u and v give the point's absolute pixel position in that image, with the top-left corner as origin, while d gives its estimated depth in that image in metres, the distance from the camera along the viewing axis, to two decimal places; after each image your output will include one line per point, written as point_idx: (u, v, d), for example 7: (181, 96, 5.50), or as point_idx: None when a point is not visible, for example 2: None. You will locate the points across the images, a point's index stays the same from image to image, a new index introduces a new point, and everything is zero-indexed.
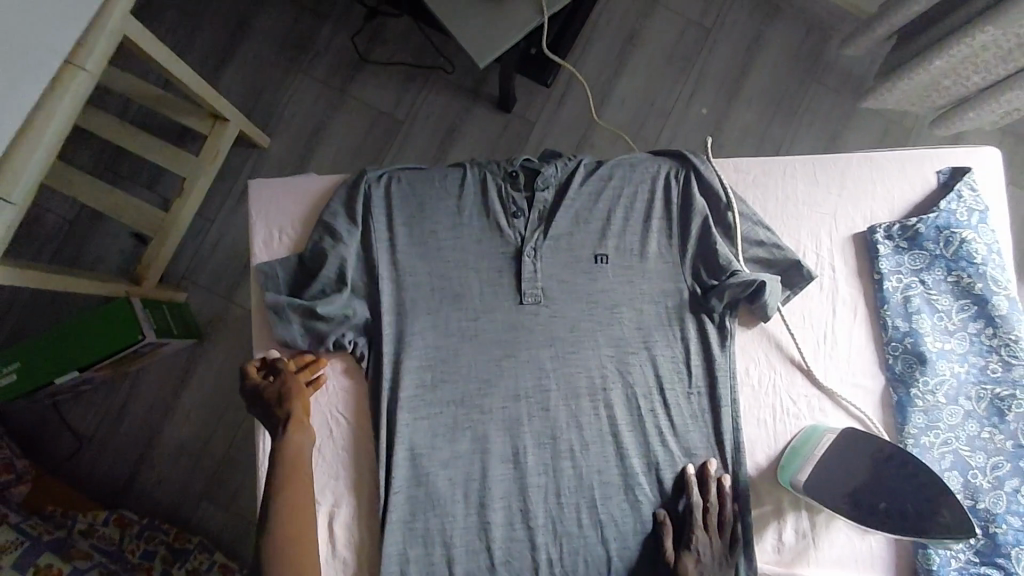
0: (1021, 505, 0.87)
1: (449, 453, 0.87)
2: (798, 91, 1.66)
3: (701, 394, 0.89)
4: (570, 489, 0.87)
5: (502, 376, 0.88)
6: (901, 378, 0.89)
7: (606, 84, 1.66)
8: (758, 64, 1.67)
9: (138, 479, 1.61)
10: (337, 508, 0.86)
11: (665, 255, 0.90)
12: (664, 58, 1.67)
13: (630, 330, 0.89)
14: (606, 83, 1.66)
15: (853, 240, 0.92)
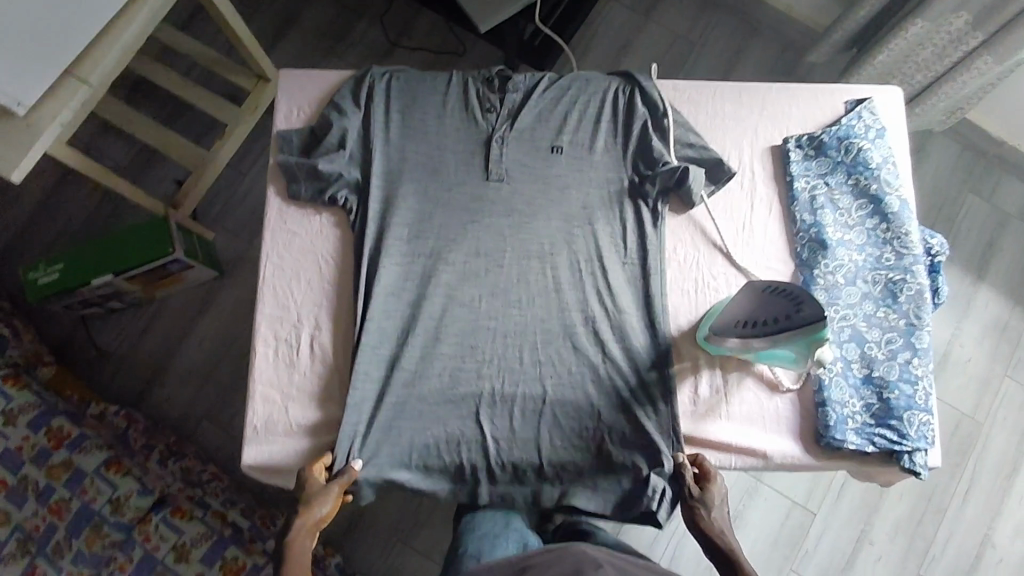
0: (912, 375, 0.99)
1: (415, 296, 1.03)
2: None
3: (633, 263, 1.05)
4: (515, 332, 1.02)
5: (466, 237, 1.05)
6: (807, 262, 1.04)
7: None
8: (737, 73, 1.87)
9: (149, 395, 1.70)
10: (320, 331, 1.03)
11: (610, 149, 1.09)
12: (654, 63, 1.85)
13: (576, 207, 1.07)
14: None
15: (771, 150, 1.11)
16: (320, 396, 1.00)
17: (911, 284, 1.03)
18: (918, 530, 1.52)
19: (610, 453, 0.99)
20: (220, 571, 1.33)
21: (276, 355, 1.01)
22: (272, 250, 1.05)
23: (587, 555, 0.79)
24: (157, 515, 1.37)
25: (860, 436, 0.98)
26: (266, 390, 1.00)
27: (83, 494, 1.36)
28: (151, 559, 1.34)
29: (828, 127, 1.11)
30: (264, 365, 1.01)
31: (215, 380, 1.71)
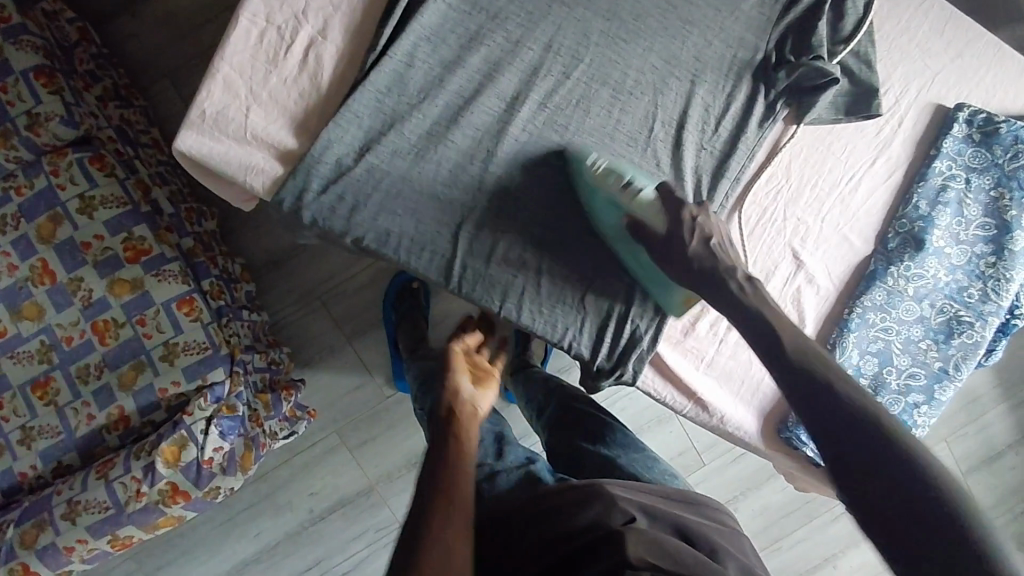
0: (909, 419, 0.88)
1: (453, 56, 0.80)
2: None
3: (711, 154, 0.84)
4: (542, 162, 0.83)
5: (545, 19, 0.81)
6: (889, 253, 0.87)
7: None
8: None
9: (115, 20, 1.44)
10: (322, 39, 0.79)
11: (765, 7, 0.83)
12: None
13: (687, 55, 0.83)
14: None
15: (935, 109, 0.88)
16: (292, 114, 0.79)
17: (974, 332, 0.88)
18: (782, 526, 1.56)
19: (576, 340, 0.85)
20: (122, 243, 1.19)
21: (260, 40, 0.78)
22: None
23: (616, 501, 0.67)
24: (74, 154, 1.19)
25: None
26: (232, 75, 0.78)
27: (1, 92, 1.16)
28: (50, 196, 1.17)
29: (1012, 117, 0.88)
30: (241, 44, 0.78)
31: (195, 42, 1.45)
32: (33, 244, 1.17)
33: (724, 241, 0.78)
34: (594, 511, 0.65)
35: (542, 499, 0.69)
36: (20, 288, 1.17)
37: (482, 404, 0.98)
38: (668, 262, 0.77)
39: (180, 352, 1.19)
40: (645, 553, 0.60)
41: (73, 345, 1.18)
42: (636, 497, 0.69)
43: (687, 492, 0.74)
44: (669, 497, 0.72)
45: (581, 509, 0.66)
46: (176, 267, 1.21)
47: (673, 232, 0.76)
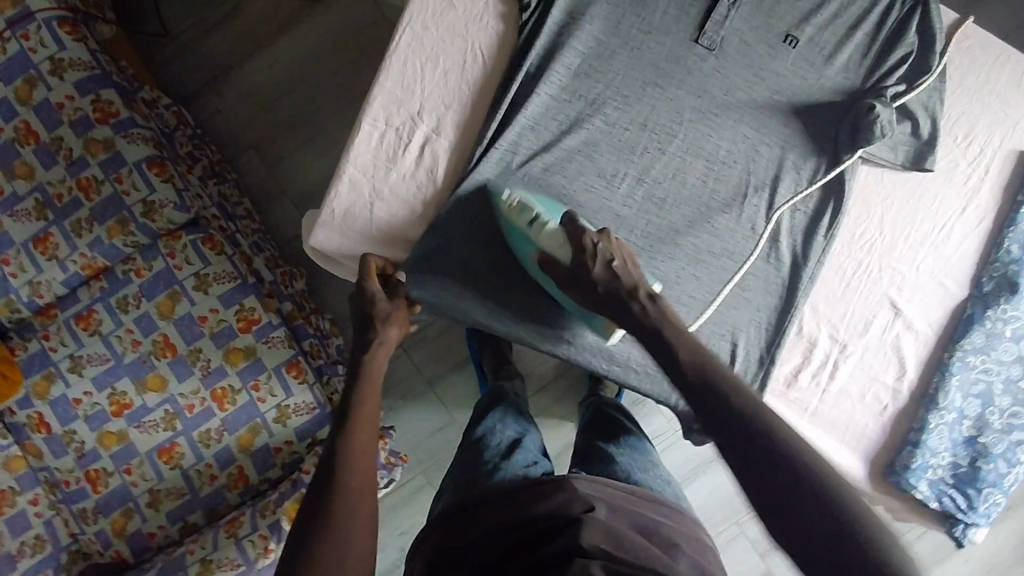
0: (1015, 456, 0.91)
1: (555, 141, 0.86)
2: None
3: (803, 215, 0.90)
4: (642, 233, 0.87)
5: (641, 99, 0.86)
6: (986, 296, 0.90)
7: None
8: None
9: (202, 99, 1.55)
10: (436, 135, 0.86)
11: (849, 71, 0.87)
12: None
13: (775, 123, 0.87)
14: None
15: (1019, 156, 0.91)
16: (412, 206, 0.86)
17: None
18: None
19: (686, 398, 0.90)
20: (234, 315, 1.28)
21: (380, 142, 0.85)
22: (417, 14, 0.85)
23: (580, 491, 0.73)
24: (189, 236, 1.28)
25: (931, 489, 0.91)
26: (357, 176, 0.85)
27: (117, 183, 1.25)
28: (168, 275, 1.27)
29: None
30: (364, 147, 0.85)
31: (276, 114, 1.54)
32: (155, 320, 1.26)
33: (626, 263, 0.78)
34: (562, 499, 0.72)
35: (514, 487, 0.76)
36: (144, 361, 1.26)
37: (517, 416, 0.99)
38: (575, 290, 0.79)
39: (292, 413, 1.28)
40: (601, 540, 0.67)
41: (194, 412, 1.26)
42: (605, 492, 0.75)
43: (660, 496, 0.79)
44: (635, 495, 0.76)
45: (543, 502, 0.72)
46: (283, 334, 1.30)
47: (577, 260, 0.78)
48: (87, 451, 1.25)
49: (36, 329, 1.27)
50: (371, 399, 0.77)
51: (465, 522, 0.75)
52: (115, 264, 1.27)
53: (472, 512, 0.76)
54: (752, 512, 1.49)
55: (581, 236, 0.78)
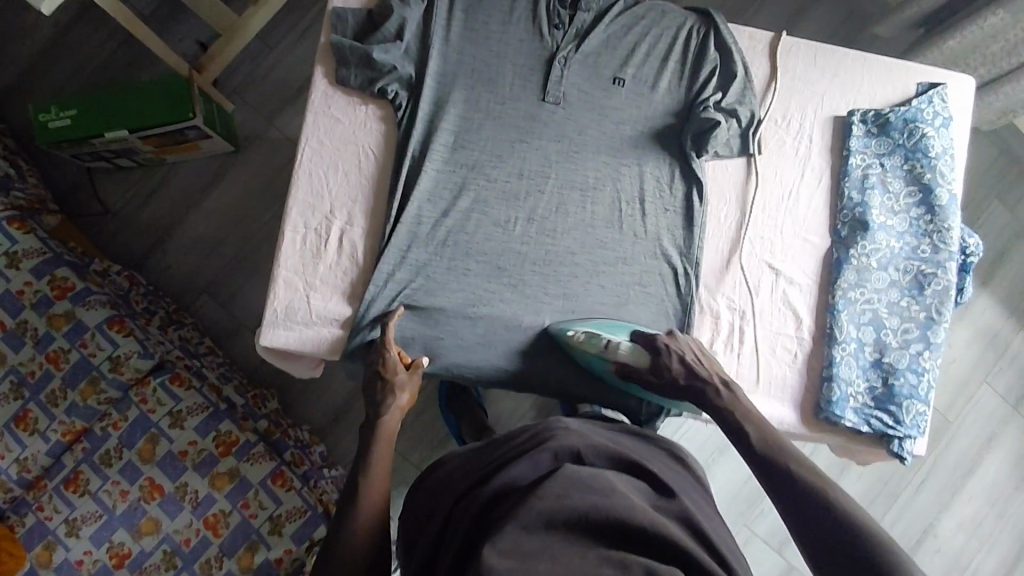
0: (920, 366, 1.02)
1: (450, 206, 1.00)
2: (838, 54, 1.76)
3: (676, 212, 1.04)
4: (544, 261, 1.02)
5: (512, 154, 1.02)
6: (845, 240, 1.04)
7: None
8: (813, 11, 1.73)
9: (152, 259, 1.68)
10: (350, 225, 1.00)
11: (672, 92, 1.05)
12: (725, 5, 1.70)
13: (627, 146, 1.04)
14: None
15: (833, 121, 1.08)
16: (342, 289, 0.99)
17: (940, 280, 1.03)
18: None
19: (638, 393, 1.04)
20: (213, 441, 1.35)
21: (303, 243, 0.98)
22: (311, 133, 1.00)
23: (554, 420, 0.87)
24: (156, 379, 1.37)
25: (857, 416, 1.01)
26: (290, 275, 0.98)
27: (82, 347, 1.35)
28: (145, 420, 1.34)
29: (896, 106, 1.07)
30: (290, 251, 0.98)
31: (221, 255, 1.68)
32: (139, 467, 1.32)
33: (698, 357, 0.94)
34: (537, 429, 0.85)
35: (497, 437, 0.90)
36: (136, 508, 1.30)
37: None
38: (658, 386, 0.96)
39: (285, 521, 1.33)
40: (576, 448, 0.79)
41: (191, 545, 1.30)
42: (576, 422, 0.88)
43: (624, 426, 0.92)
44: (604, 426, 0.90)
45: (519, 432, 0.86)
46: (262, 448, 1.37)
47: (656, 362, 0.94)
48: None
49: (29, 504, 1.30)
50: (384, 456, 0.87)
51: (451, 467, 0.88)
52: (92, 423, 1.34)
53: (460, 461, 0.89)
54: (754, 508, 1.54)
55: (656, 342, 0.95)
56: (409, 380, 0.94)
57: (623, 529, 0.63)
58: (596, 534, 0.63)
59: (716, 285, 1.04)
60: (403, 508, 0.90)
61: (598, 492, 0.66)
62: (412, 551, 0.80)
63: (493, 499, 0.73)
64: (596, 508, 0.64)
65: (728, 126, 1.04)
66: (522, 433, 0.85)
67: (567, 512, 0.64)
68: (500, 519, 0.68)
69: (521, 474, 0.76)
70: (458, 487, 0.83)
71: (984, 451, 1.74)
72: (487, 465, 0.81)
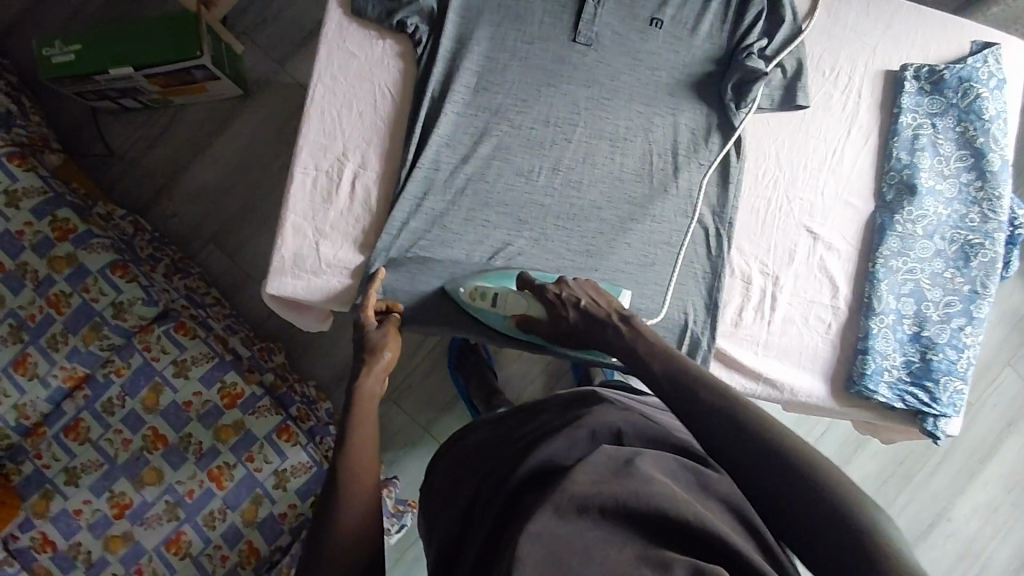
0: (960, 341, 0.97)
1: (470, 152, 0.94)
2: None
3: (711, 168, 0.98)
4: (567, 216, 0.96)
5: (538, 99, 0.95)
6: (889, 205, 0.98)
7: None
8: None
9: (157, 206, 1.63)
10: (363, 169, 0.94)
11: (713, 37, 0.97)
12: None
13: (661, 94, 0.97)
14: None
15: (884, 75, 1.00)
16: (353, 236, 0.93)
17: (988, 251, 0.97)
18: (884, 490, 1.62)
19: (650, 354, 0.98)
20: (218, 393, 1.32)
21: (312, 186, 0.93)
22: (324, 68, 0.93)
23: (586, 398, 0.85)
24: (160, 327, 1.34)
25: (892, 391, 0.95)
26: (299, 220, 0.93)
27: (85, 292, 1.31)
28: (148, 369, 1.31)
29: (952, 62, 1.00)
30: (299, 194, 0.93)
31: (228, 203, 1.63)
32: (141, 416, 1.30)
33: (594, 298, 0.85)
34: (567, 407, 0.83)
35: (526, 410, 0.89)
36: (139, 458, 1.28)
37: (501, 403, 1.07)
38: (564, 336, 0.89)
39: (290, 476, 1.31)
40: (608, 424, 0.76)
41: (195, 497, 1.28)
42: (607, 396, 0.86)
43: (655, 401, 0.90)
44: (638, 400, 0.88)
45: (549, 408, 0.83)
46: (268, 402, 1.34)
47: (552, 313, 0.88)
48: (96, 559, 1.25)
49: (28, 451, 1.29)
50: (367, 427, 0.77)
51: (478, 444, 0.87)
52: (95, 370, 1.31)
53: (490, 436, 0.87)
54: None
55: (544, 291, 0.87)
56: (387, 340, 0.86)
57: (663, 517, 0.59)
58: (633, 522, 0.60)
59: (750, 247, 0.98)
60: (438, 481, 0.90)
61: (635, 476, 0.63)
62: (444, 528, 0.79)
63: (524, 480, 0.70)
64: (632, 492, 0.61)
65: (772, 76, 0.96)
66: (551, 411, 0.83)
67: (600, 497, 0.61)
68: (532, 503, 0.66)
69: (553, 453, 0.73)
70: (489, 462, 0.81)
71: (1003, 436, 1.69)
72: (517, 441, 0.80)
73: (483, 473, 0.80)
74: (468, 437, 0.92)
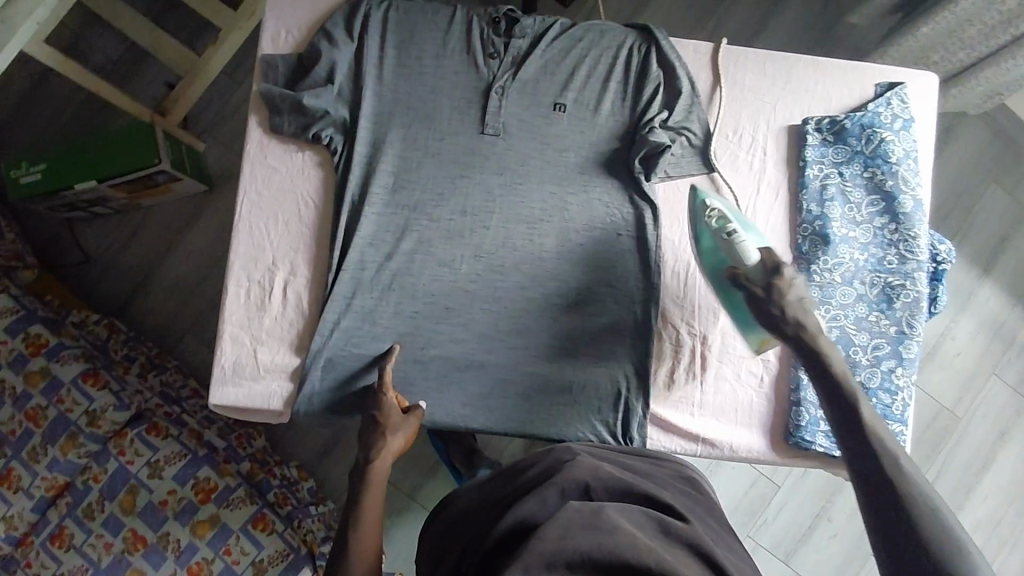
0: (893, 385, 0.97)
1: (394, 248, 0.98)
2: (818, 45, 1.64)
3: (629, 237, 1.01)
4: (494, 298, 0.99)
5: (454, 191, 1.00)
6: (806, 256, 1.00)
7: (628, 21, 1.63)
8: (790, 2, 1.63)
9: (134, 305, 1.69)
10: (294, 275, 0.99)
11: (616, 114, 1.02)
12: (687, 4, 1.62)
13: (573, 173, 1.01)
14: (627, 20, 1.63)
15: (787, 131, 1.04)
16: (289, 340, 0.97)
17: (909, 291, 0.99)
18: None
19: (594, 425, 0.97)
20: (192, 489, 1.35)
21: (246, 297, 0.98)
22: (250, 184, 0.99)
23: (567, 451, 0.81)
24: (133, 430, 1.38)
25: (829, 440, 0.96)
26: (236, 331, 0.97)
27: (59, 403, 1.37)
28: (124, 472, 1.35)
29: (852, 111, 1.03)
30: (234, 305, 0.97)
31: (202, 295, 1.69)
32: (120, 518, 1.33)
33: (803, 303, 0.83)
34: (547, 460, 0.79)
35: (512, 470, 0.83)
36: (119, 560, 1.30)
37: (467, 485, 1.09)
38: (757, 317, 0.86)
39: (268, 565, 1.33)
40: (585, 475, 0.72)
41: None
42: (586, 452, 0.82)
43: (643, 452, 0.86)
44: (622, 454, 0.84)
45: (531, 469, 0.79)
46: (242, 492, 1.37)
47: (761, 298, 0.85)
48: None
49: (17, 561, 1.32)
50: (372, 511, 0.83)
51: (468, 512, 0.80)
52: (75, 477, 1.36)
53: (471, 504, 0.82)
54: (756, 522, 1.50)
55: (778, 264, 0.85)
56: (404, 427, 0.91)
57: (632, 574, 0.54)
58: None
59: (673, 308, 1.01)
60: (421, 552, 0.86)
61: (599, 528, 0.59)
62: None
63: (497, 543, 0.65)
64: (595, 545, 0.57)
65: (675, 145, 1.00)
66: (533, 466, 0.79)
67: (567, 553, 0.56)
68: (502, 564, 0.61)
69: (529, 510, 0.68)
70: (470, 529, 0.75)
71: (995, 448, 1.63)
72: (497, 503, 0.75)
73: (466, 540, 0.74)
74: (454, 504, 0.86)
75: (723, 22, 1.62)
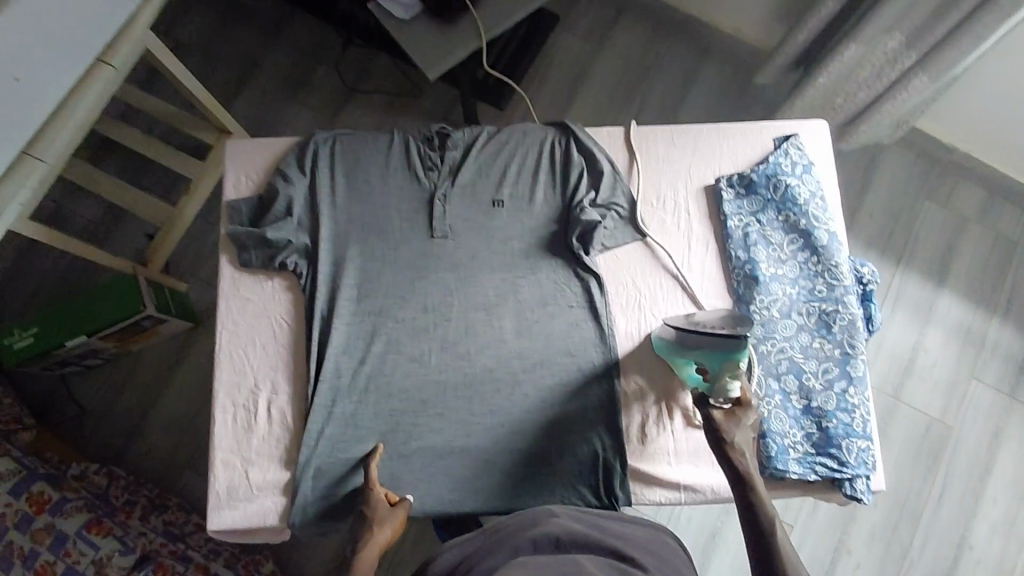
0: (848, 403, 1.03)
1: (366, 353, 1.06)
2: (732, 105, 1.80)
3: (580, 307, 1.09)
4: (465, 384, 1.06)
5: (414, 292, 1.09)
6: (742, 298, 1.09)
7: (561, 113, 1.79)
8: (700, 74, 1.81)
9: (132, 448, 1.73)
10: (276, 393, 1.05)
11: (549, 200, 1.13)
12: (609, 90, 1.79)
13: (520, 259, 1.11)
14: (561, 112, 1.78)
15: (704, 190, 1.15)
16: (279, 455, 1.03)
17: (844, 315, 1.07)
18: (893, 537, 1.58)
19: (579, 489, 1.02)
20: None
21: (234, 420, 1.04)
22: (228, 316, 1.08)
23: (544, 512, 0.86)
24: None
25: (802, 465, 1.01)
26: (227, 455, 1.02)
27: (67, 556, 1.38)
28: None
29: (756, 165, 1.15)
30: (223, 430, 1.03)
31: (198, 427, 1.74)
32: None
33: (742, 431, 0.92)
34: (526, 520, 0.85)
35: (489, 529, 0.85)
36: None
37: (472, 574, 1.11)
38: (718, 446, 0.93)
39: None
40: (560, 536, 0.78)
41: None
42: (562, 513, 0.87)
43: (617, 514, 0.90)
44: (593, 514, 0.89)
45: (504, 526, 0.85)
46: None
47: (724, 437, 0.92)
48: None
49: None
50: None
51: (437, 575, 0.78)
52: None
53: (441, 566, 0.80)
54: None
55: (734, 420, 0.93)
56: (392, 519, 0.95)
57: None
58: None
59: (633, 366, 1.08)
60: None
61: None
62: None
63: None
64: None
65: (606, 219, 1.11)
66: (511, 524, 0.84)
67: None
68: None
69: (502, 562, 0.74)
70: None
71: (992, 450, 1.63)
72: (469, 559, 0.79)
73: None
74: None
75: (646, 100, 1.79)
